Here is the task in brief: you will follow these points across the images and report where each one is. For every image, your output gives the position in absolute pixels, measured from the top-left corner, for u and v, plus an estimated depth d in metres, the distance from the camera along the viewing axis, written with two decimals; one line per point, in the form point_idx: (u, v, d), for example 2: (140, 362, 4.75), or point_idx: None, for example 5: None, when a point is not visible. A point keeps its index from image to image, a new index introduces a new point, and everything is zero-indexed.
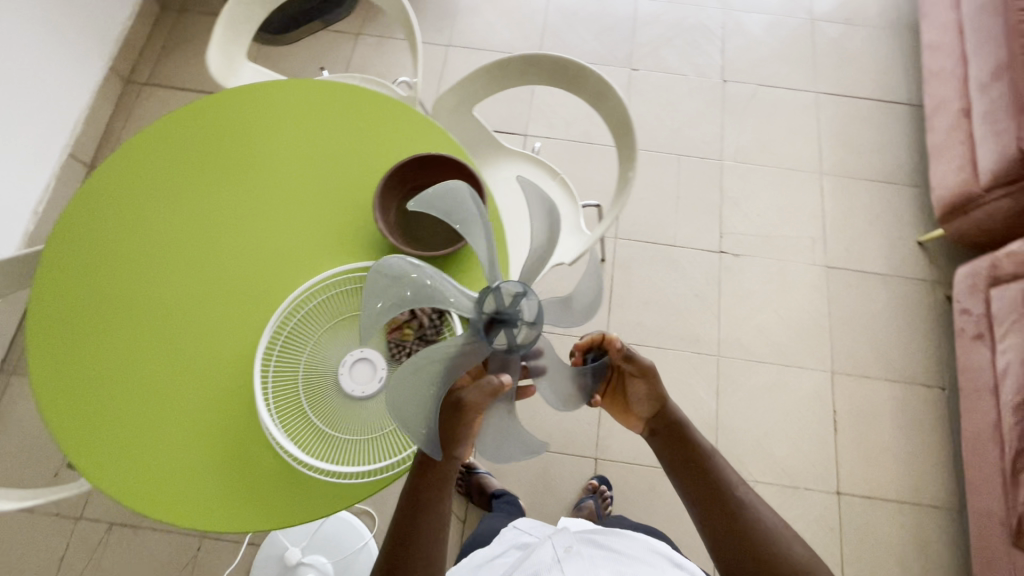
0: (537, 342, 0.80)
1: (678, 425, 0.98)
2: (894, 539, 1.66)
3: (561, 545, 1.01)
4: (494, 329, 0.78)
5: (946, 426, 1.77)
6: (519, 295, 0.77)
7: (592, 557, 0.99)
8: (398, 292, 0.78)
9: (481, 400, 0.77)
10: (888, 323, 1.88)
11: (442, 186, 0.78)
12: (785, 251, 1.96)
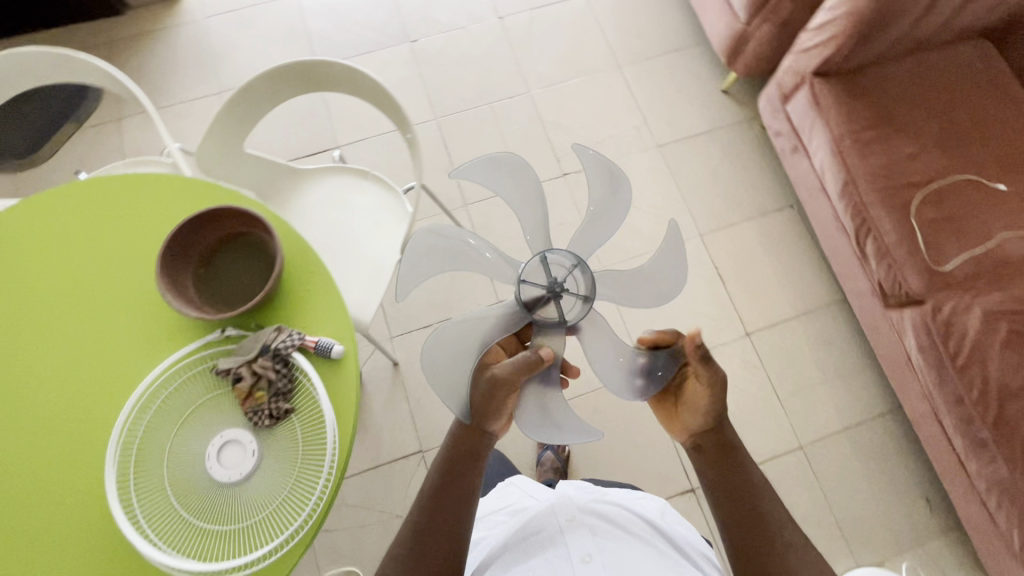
0: (577, 320, 0.96)
1: (725, 444, 0.96)
2: (805, 349, 1.85)
3: (564, 515, 0.99)
4: (535, 305, 0.96)
5: (805, 235, 1.97)
6: (570, 267, 0.96)
7: (595, 525, 0.97)
8: (450, 254, 0.98)
9: (521, 368, 0.92)
10: (727, 171, 2.04)
11: (515, 166, 0.96)
12: (618, 149, 2.05)
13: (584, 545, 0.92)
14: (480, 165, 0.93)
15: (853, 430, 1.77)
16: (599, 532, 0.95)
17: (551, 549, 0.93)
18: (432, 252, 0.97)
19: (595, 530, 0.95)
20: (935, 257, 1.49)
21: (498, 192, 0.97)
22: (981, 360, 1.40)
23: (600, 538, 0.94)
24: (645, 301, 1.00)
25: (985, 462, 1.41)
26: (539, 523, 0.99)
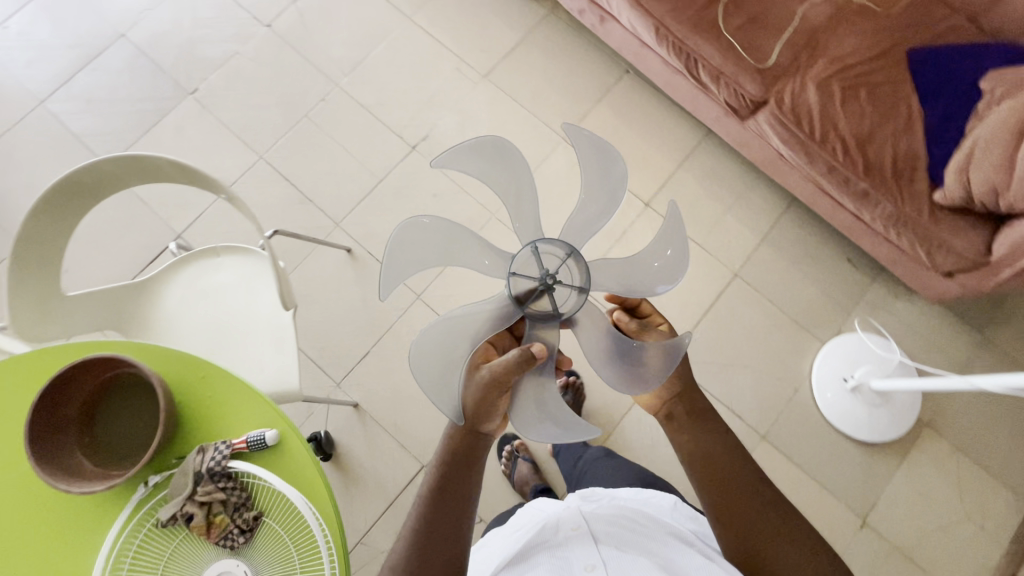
0: (568, 307, 0.95)
1: (707, 416, 0.97)
2: (700, 192, 1.94)
3: (568, 526, 1.04)
4: (530, 291, 0.95)
5: (651, 91, 2.02)
6: (564, 257, 0.96)
7: (598, 530, 1.01)
8: (445, 244, 0.95)
9: (518, 358, 0.87)
10: (557, 68, 2.04)
11: (501, 147, 0.93)
12: (451, 99, 2.01)
13: (589, 549, 0.96)
14: (473, 148, 0.91)
15: (769, 238, 1.91)
16: (603, 536, 1.00)
17: (556, 558, 0.98)
18: (415, 248, 0.94)
19: (599, 535, 1.00)
20: (758, 58, 1.59)
21: (484, 177, 0.94)
22: (832, 126, 1.54)
23: (603, 542, 0.98)
24: (642, 291, 0.98)
25: (874, 208, 1.54)
26: (544, 538, 1.04)
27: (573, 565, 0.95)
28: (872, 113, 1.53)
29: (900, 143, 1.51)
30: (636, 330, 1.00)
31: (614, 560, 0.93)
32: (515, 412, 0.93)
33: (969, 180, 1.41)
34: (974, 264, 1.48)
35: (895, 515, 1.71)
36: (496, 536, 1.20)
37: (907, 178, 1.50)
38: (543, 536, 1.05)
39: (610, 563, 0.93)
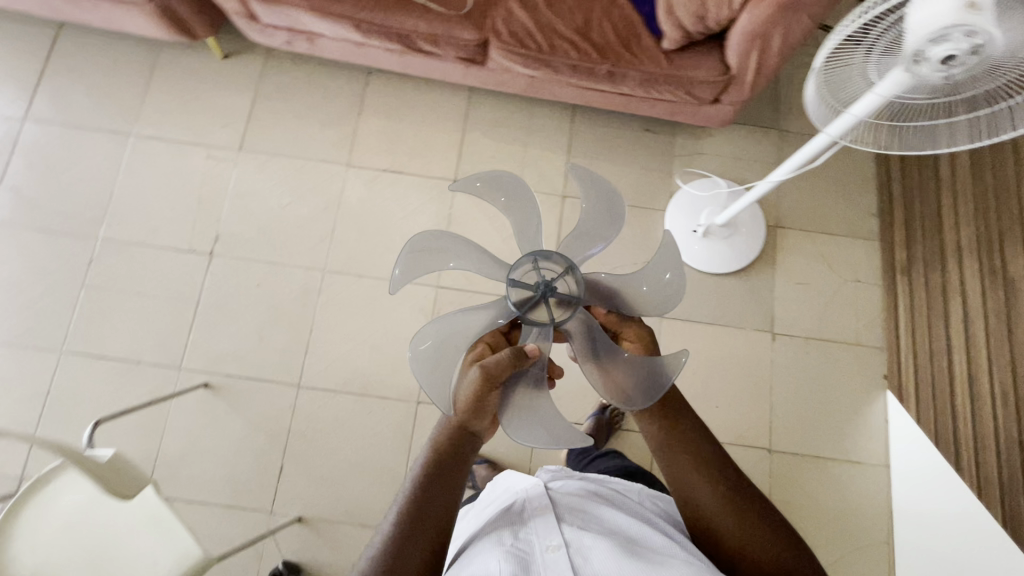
0: (562, 316, 1.00)
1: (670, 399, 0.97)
2: (495, 143, 1.97)
3: (534, 505, 0.97)
4: (529, 301, 1.00)
5: (400, 80, 2.00)
6: (563, 271, 1.02)
7: (562, 511, 0.95)
8: (447, 252, 1.04)
9: (503, 361, 0.89)
10: (303, 106, 1.97)
11: (495, 174, 1.02)
12: (221, 188, 1.89)
13: (550, 529, 0.90)
14: (479, 178, 1.02)
15: (573, 149, 1.97)
16: (568, 518, 0.93)
17: (515, 538, 0.91)
18: (422, 262, 1.03)
19: (563, 515, 0.94)
20: (455, 5, 1.60)
21: (490, 200, 1.05)
22: (550, 30, 1.59)
23: (567, 524, 0.92)
24: (632, 309, 1.06)
25: (624, 80, 1.62)
26: (507, 517, 0.97)
27: (534, 546, 0.89)
28: (575, 3, 1.59)
29: (612, 16, 1.59)
30: (613, 325, 1.05)
31: (577, 543, 0.87)
32: (506, 412, 0.91)
33: (676, 18, 1.51)
34: (723, 82, 1.59)
35: (790, 312, 1.89)
36: (471, 514, 1.13)
37: (632, 41, 1.58)
38: (507, 515, 0.98)
39: (573, 547, 0.87)
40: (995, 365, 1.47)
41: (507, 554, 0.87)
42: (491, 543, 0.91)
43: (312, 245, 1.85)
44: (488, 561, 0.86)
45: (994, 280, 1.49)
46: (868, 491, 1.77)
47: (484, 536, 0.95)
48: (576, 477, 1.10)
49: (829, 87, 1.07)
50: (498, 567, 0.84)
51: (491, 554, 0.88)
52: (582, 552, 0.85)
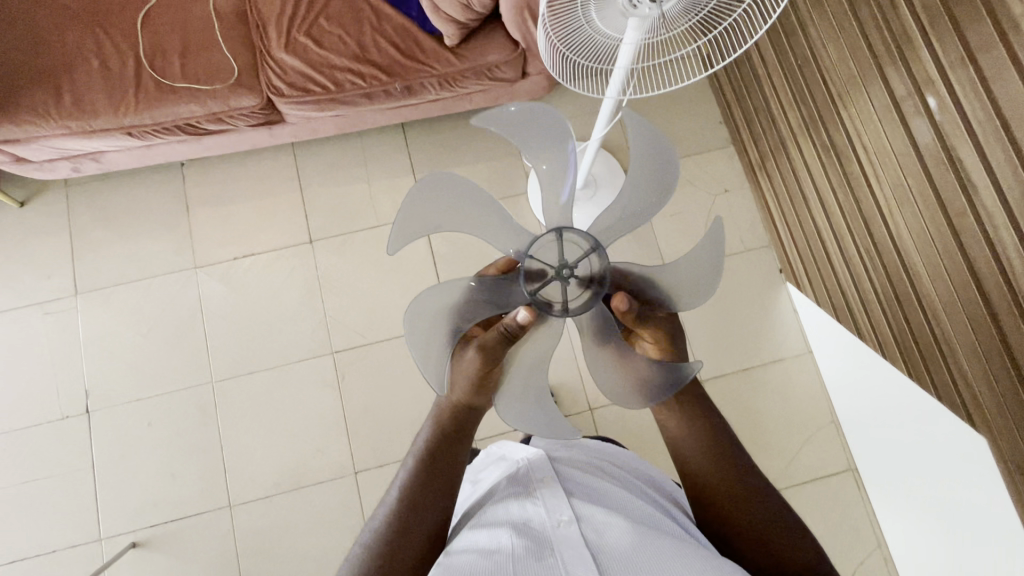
0: (576, 290, 0.95)
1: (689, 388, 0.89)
2: (338, 189, 1.88)
3: (541, 478, 0.94)
4: (542, 270, 0.96)
5: (217, 163, 1.88)
6: (586, 249, 0.96)
7: (571, 487, 0.92)
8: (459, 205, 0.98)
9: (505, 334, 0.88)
10: (126, 226, 1.83)
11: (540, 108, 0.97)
12: (72, 341, 1.75)
13: (560, 501, 0.87)
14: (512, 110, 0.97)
15: (417, 166, 1.91)
16: (579, 493, 0.91)
17: (523, 513, 0.87)
18: (428, 215, 0.96)
19: (573, 490, 0.91)
20: (223, 75, 1.47)
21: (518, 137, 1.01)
22: (329, 68, 1.49)
23: (578, 497, 0.89)
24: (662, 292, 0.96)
25: (425, 89, 1.55)
26: (512, 492, 0.93)
27: (542, 519, 0.85)
28: (344, 31, 1.50)
29: (386, 31, 1.51)
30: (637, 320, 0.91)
31: (589, 516, 0.85)
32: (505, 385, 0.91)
33: (446, 13, 1.44)
34: (519, 58, 1.54)
35: (678, 244, 1.91)
36: (474, 478, 1.09)
37: (415, 50, 1.51)
38: (511, 487, 0.95)
39: (585, 520, 0.84)
40: (857, 237, 1.51)
41: (516, 527, 0.83)
42: (497, 517, 0.87)
43: (191, 360, 1.75)
44: (495, 535, 0.83)
45: (829, 158, 1.52)
46: (802, 381, 1.84)
47: (487, 509, 0.91)
48: (581, 450, 1.07)
49: (556, 34, 1.00)
50: (509, 537, 0.81)
51: (496, 528, 0.84)
52: (592, 523, 0.83)
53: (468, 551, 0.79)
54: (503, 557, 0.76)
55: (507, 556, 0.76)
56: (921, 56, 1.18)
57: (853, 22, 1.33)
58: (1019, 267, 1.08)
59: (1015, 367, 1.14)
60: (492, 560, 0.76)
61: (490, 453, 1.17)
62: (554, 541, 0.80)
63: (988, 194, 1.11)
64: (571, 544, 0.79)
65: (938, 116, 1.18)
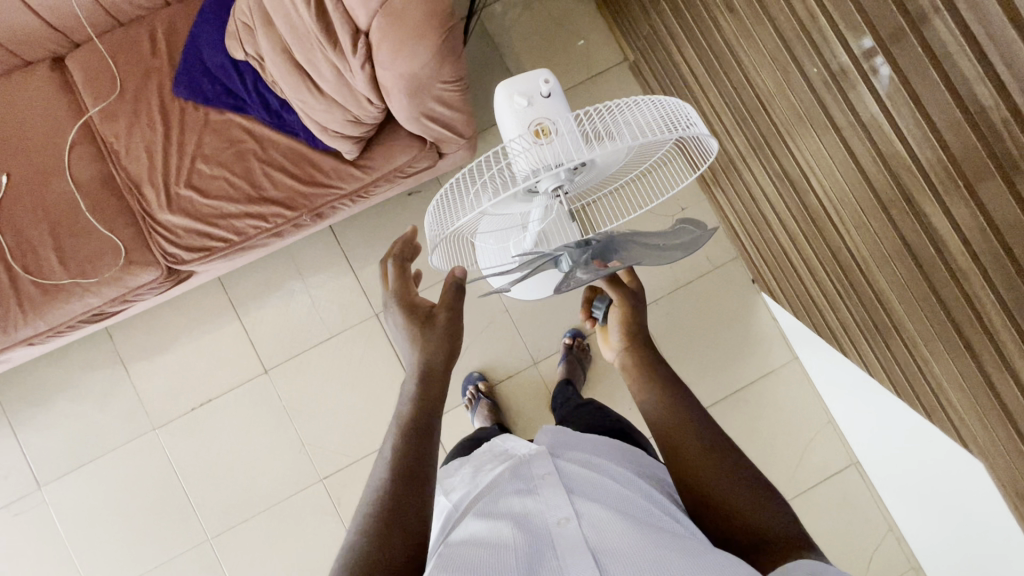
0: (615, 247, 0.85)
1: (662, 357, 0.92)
2: (280, 308, 1.75)
3: (541, 472, 0.80)
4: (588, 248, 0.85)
5: (143, 315, 1.74)
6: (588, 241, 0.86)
7: (575, 480, 0.78)
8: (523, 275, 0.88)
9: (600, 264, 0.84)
10: (70, 406, 1.71)
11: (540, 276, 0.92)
12: (51, 539, 1.68)
13: (562, 496, 0.74)
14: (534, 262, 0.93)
15: (354, 263, 1.76)
16: (583, 486, 0.76)
17: (520, 510, 0.73)
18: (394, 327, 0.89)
19: (576, 486, 0.77)
20: (110, 254, 1.30)
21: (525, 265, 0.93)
22: (224, 218, 1.31)
23: (583, 491, 0.75)
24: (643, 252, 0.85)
25: (336, 210, 1.38)
26: (509, 486, 0.79)
27: (542, 518, 0.72)
28: (228, 170, 1.30)
29: (275, 159, 1.31)
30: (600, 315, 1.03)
31: (593, 512, 0.71)
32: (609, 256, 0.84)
33: (335, 131, 1.25)
34: (431, 150, 1.34)
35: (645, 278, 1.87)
36: (456, 472, 0.98)
37: (312, 172, 1.32)
38: (506, 482, 0.80)
39: (586, 517, 0.70)
40: (824, 264, 1.42)
41: (514, 523, 0.70)
42: (491, 513, 0.73)
43: (181, 522, 1.69)
44: (489, 527, 0.70)
45: (785, 187, 1.41)
46: (791, 386, 1.83)
47: (485, 500, 0.77)
48: (585, 439, 0.92)
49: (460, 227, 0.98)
50: (506, 536, 0.68)
51: (490, 520, 0.72)
52: (596, 522, 0.69)
53: (465, 546, 0.67)
54: (498, 558, 0.64)
55: (504, 558, 0.64)
56: (866, 100, 1.07)
57: (786, 52, 1.19)
58: (999, 326, 1.00)
59: (1006, 414, 1.07)
60: (489, 557, 0.64)
61: (494, 447, 0.99)
62: (553, 547, 0.67)
63: (958, 249, 1.02)
64: (572, 548, 0.66)
65: (893, 162, 1.07)
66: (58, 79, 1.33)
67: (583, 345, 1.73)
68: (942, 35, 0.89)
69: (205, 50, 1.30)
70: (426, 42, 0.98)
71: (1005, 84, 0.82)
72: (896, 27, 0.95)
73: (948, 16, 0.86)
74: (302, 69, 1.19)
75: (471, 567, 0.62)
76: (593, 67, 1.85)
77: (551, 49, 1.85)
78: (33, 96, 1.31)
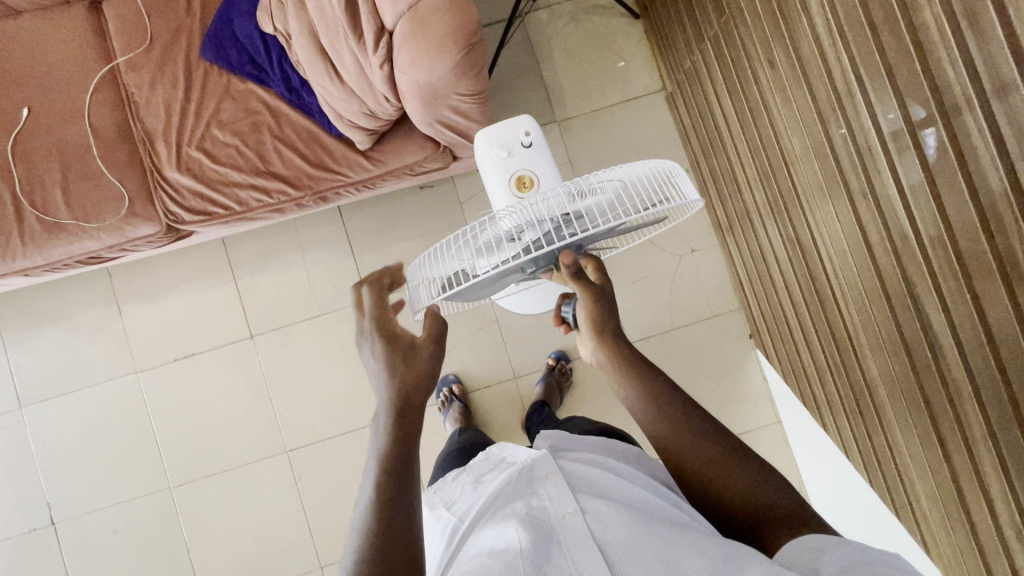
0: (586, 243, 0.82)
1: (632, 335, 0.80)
2: (275, 278, 1.76)
3: (543, 471, 0.74)
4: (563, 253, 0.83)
5: (142, 263, 1.77)
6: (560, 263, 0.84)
7: (580, 478, 0.72)
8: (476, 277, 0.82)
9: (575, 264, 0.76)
10: (58, 337, 1.75)
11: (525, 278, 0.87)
12: (20, 461, 1.73)
13: (568, 495, 0.68)
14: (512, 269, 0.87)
15: (356, 247, 1.76)
16: (589, 485, 0.70)
17: (523, 511, 0.68)
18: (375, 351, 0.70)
19: (583, 488, 0.70)
20: (114, 204, 1.31)
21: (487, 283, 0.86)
22: (229, 186, 1.31)
23: (589, 490, 0.70)
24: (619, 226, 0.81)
25: (341, 196, 1.36)
26: (511, 492, 0.73)
27: (547, 519, 0.66)
28: (241, 141, 1.30)
29: (287, 137, 1.30)
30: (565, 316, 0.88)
31: (605, 514, 0.65)
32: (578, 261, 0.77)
33: (351, 121, 1.24)
34: (444, 153, 1.32)
35: (640, 314, 1.84)
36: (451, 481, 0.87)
37: (321, 156, 1.30)
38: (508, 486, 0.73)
39: (593, 515, 0.65)
40: (822, 339, 1.37)
41: (519, 525, 0.65)
42: (497, 522, 0.67)
43: (147, 466, 1.74)
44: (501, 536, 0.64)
45: (796, 253, 1.37)
46: (769, 451, 1.79)
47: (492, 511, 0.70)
48: (587, 440, 0.82)
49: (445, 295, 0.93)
50: (513, 541, 0.62)
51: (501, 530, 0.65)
52: (607, 521, 0.64)
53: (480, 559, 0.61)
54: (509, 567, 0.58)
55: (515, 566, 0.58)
56: (888, 187, 1.02)
57: (818, 118, 1.15)
58: (983, 450, 0.96)
59: (974, 535, 1.02)
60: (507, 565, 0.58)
61: (490, 450, 0.92)
62: (562, 548, 0.62)
63: (953, 357, 0.97)
64: (580, 545, 0.61)
65: (905, 261, 1.03)
66: (91, 23, 1.37)
67: (564, 369, 1.72)
68: (971, 133, 0.83)
69: (234, 18, 1.30)
70: (445, 56, 0.98)
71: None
72: (927, 113, 0.89)
73: (982, 114, 0.80)
74: (325, 56, 1.18)
75: None
76: (628, 92, 1.81)
77: (588, 65, 1.81)
78: (68, 40, 1.35)
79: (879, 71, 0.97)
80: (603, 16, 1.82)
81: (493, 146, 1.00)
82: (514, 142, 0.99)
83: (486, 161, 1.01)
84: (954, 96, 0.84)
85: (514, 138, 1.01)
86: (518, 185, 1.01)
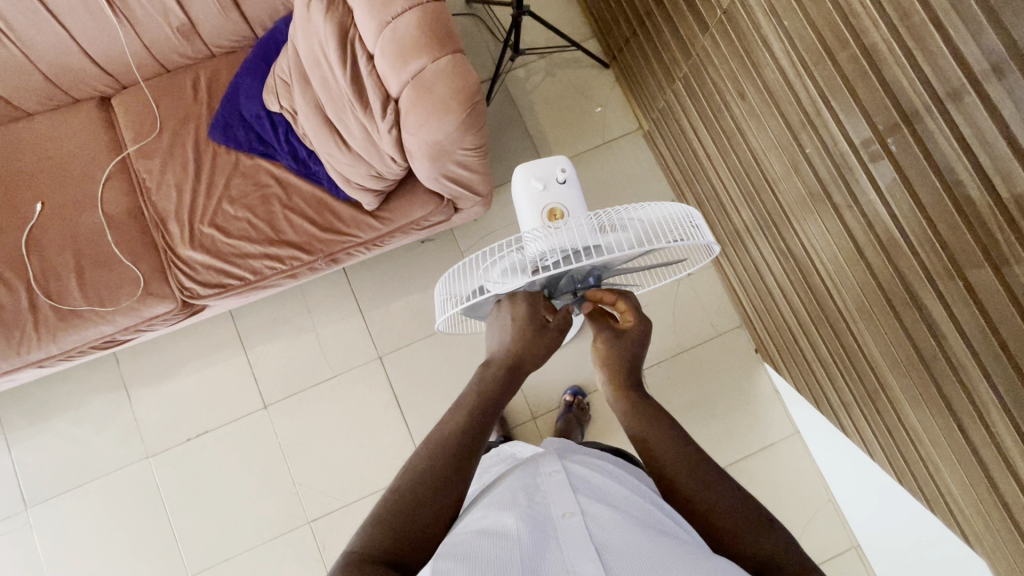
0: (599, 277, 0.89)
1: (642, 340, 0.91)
2: (286, 343, 1.77)
3: (547, 469, 0.72)
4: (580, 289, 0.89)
5: (151, 343, 1.77)
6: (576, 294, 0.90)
7: (583, 479, 0.70)
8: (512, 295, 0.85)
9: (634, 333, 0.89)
10: (66, 428, 1.72)
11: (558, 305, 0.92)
12: (27, 565, 1.64)
13: (569, 492, 0.67)
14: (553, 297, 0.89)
15: (364, 304, 1.79)
16: (589, 487, 0.69)
17: (524, 502, 0.65)
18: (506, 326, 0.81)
19: (584, 488, 0.68)
20: (130, 286, 1.33)
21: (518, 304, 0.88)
22: (243, 257, 1.34)
23: (590, 491, 0.68)
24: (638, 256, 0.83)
25: (351, 256, 1.41)
26: (513, 484, 0.70)
27: (546, 511, 0.64)
28: (251, 213, 1.35)
29: (297, 205, 1.35)
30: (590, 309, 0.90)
31: (604, 513, 0.63)
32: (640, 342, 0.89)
33: (358, 184, 1.30)
34: (448, 206, 1.38)
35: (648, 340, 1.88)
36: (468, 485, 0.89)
37: (331, 220, 1.35)
38: (512, 477, 0.73)
39: (592, 515, 0.63)
40: (826, 340, 1.42)
41: (518, 515, 0.62)
42: (493, 504, 0.66)
43: (163, 554, 1.66)
44: (494, 517, 0.63)
45: (790, 265, 1.45)
46: (793, 463, 1.79)
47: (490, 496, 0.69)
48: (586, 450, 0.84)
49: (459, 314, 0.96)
50: (506, 524, 0.61)
51: (495, 511, 0.64)
52: (604, 519, 0.62)
53: (470, 535, 0.60)
54: (499, 546, 0.57)
55: (507, 547, 0.57)
56: (868, 193, 1.11)
57: (791, 137, 1.25)
58: (999, 423, 1.00)
59: (1007, 512, 1.04)
60: (497, 546, 0.57)
61: (500, 450, 0.94)
62: (557, 541, 0.59)
63: (954, 340, 1.03)
64: (577, 545, 0.58)
65: (897, 259, 1.10)
66: (102, 118, 1.44)
67: (582, 404, 1.72)
68: (933, 133, 0.92)
69: (241, 100, 1.38)
70: (451, 116, 1.06)
71: (995, 185, 0.85)
72: (891, 123, 1.00)
73: (941, 117, 0.90)
74: (332, 126, 1.26)
75: (471, 554, 0.55)
76: (608, 133, 1.93)
77: (568, 113, 1.94)
78: (80, 135, 1.41)
79: (841, 90, 1.08)
80: (578, 68, 1.97)
81: (531, 178, 1.09)
82: (551, 176, 1.09)
83: (522, 190, 1.10)
84: (913, 104, 0.94)
85: (550, 174, 1.11)
86: (550, 217, 1.08)
